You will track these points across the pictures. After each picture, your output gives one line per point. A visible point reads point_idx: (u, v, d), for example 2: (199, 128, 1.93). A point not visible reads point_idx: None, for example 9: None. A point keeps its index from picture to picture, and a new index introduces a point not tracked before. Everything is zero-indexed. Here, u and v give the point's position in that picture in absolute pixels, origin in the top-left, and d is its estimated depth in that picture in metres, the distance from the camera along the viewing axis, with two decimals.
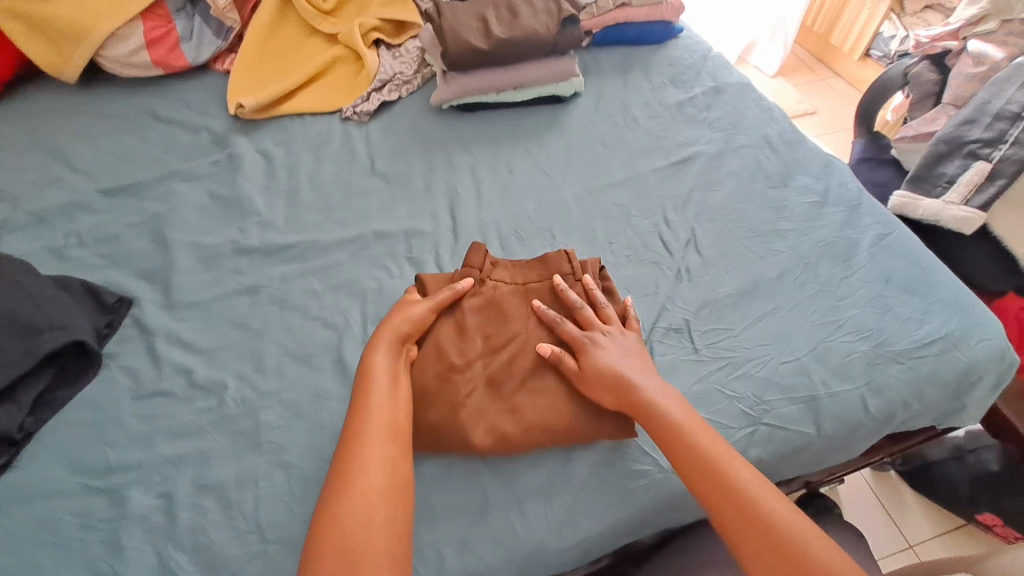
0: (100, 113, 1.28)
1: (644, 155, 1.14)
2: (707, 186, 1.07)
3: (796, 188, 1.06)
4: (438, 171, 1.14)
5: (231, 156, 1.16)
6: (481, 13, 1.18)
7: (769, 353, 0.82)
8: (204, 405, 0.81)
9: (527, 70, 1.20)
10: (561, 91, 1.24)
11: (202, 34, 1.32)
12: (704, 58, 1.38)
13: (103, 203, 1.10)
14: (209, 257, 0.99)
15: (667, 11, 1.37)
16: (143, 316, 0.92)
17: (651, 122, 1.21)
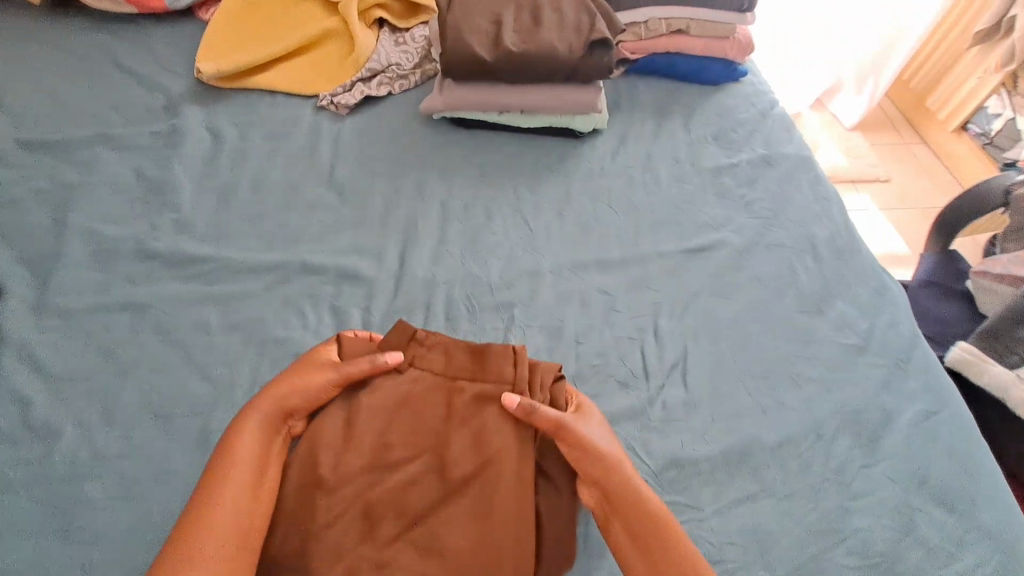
0: (55, 46, 1.12)
1: (653, 231, 0.92)
2: (720, 291, 0.85)
3: (833, 320, 0.83)
4: (403, 196, 0.94)
5: (174, 128, 0.99)
6: (498, 16, 0.96)
7: (734, 559, 0.63)
8: (29, 456, 0.67)
9: (538, 95, 0.97)
10: (577, 125, 1.02)
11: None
12: (763, 115, 1.13)
13: (16, 157, 0.94)
14: (105, 255, 0.83)
15: (731, 48, 1.12)
16: (4, 315, 0.77)
17: (674, 187, 0.99)
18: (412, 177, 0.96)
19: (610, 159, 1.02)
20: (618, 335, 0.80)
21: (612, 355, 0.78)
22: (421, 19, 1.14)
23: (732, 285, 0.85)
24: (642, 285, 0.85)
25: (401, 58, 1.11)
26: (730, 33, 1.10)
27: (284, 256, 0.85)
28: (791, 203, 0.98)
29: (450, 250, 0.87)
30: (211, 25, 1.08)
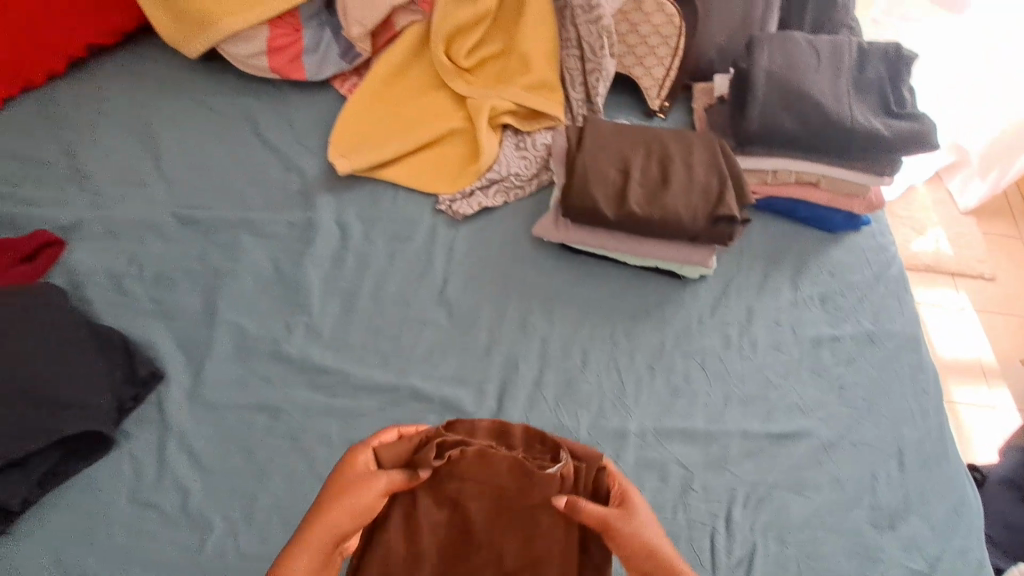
0: (202, 100, 1.18)
1: (741, 405, 0.96)
2: (796, 487, 0.89)
3: (903, 540, 0.87)
4: (509, 326, 1.00)
5: (309, 219, 1.06)
6: (627, 165, 0.97)
7: None
8: (185, 544, 0.81)
9: (651, 248, 0.99)
10: (682, 271, 1.05)
11: (329, 49, 1.16)
12: (876, 277, 1.12)
13: (171, 230, 1.04)
14: (246, 353, 0.94)
15: (856, 205, 1.09)
16: (165, 403, 0.89)
17: (769, 355, 1.01)
18: (519, 307, 1.02)
19: (709, 311, 1.05)
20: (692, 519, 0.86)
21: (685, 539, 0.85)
22: (546, 125, 1.15)
23: (808, 482, 0.90)
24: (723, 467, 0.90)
25: (521, 165, 1.13)
26: (861, 192, 1.08)
27: (399, 379, 0.94)
28: (883, 394, 1.00)
29: (546, 396, 0.94)
30: (349, 111, 1.14)
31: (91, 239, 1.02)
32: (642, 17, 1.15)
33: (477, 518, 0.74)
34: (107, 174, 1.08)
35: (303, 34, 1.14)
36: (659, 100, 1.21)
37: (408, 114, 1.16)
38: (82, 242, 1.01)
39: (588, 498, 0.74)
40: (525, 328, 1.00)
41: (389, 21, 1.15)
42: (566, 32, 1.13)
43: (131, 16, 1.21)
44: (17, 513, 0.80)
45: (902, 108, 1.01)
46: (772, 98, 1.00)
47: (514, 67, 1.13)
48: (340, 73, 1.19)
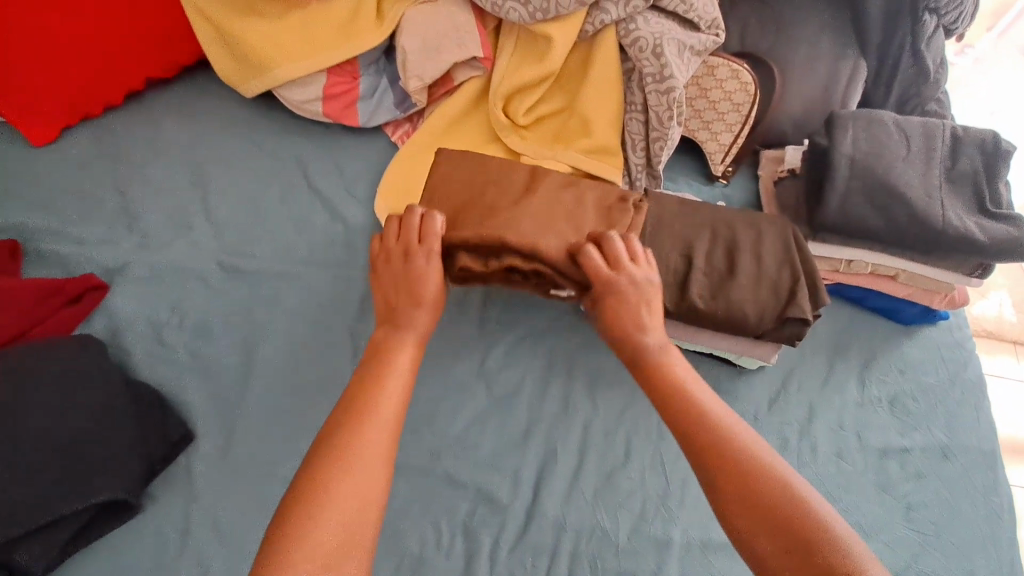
0: (254, 139, 1.16)
1: None
2: None
3: None
4: (549, 407, 0.95)
5: (352, 276, 1.04)
6: (691, 248, 0.90)
7: None
8: None
9: (710, 338, 0.94)
10: (740, 360, 0.98)
11: (384, 97, 1.13)
12: (953, 380, 1.02)
13: (214, 279, 1.02)
14: (280, 419, 0.92)
15: (937, 299, 1.01)
16: (196, 467, 0.88)
17: (827, 461, 0.94)
18: (562, 387, 0.97)
19: (764, 406, 0.97)
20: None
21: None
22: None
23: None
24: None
25: None
26: (942, 289, 1.00)
27: (431, 458, 0.90)
28: (951, 516, 0.91)
29: (584, 491, 0.89)
30: (399, 162, 1.11)
31: (136, 283, 1.01)
32: (713, 83, 1.10)
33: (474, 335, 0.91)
34: (156, 214, 1.08)
35: (360, 82, 1.12)
36: (723, 165, 1.14)
37: None
38: (127, 286, 1.00)
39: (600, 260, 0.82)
40: (568, 412, 0.95)
41: (447, 74, 1.12)
42: (632, 95, 1.08)
43: (190, 51, 1.20)
44: None
45: (996, 209, 0.93)
46: (854, 188, 0.94)
47: (574, 129, 1.09)
48: (393, 121, 1.16)
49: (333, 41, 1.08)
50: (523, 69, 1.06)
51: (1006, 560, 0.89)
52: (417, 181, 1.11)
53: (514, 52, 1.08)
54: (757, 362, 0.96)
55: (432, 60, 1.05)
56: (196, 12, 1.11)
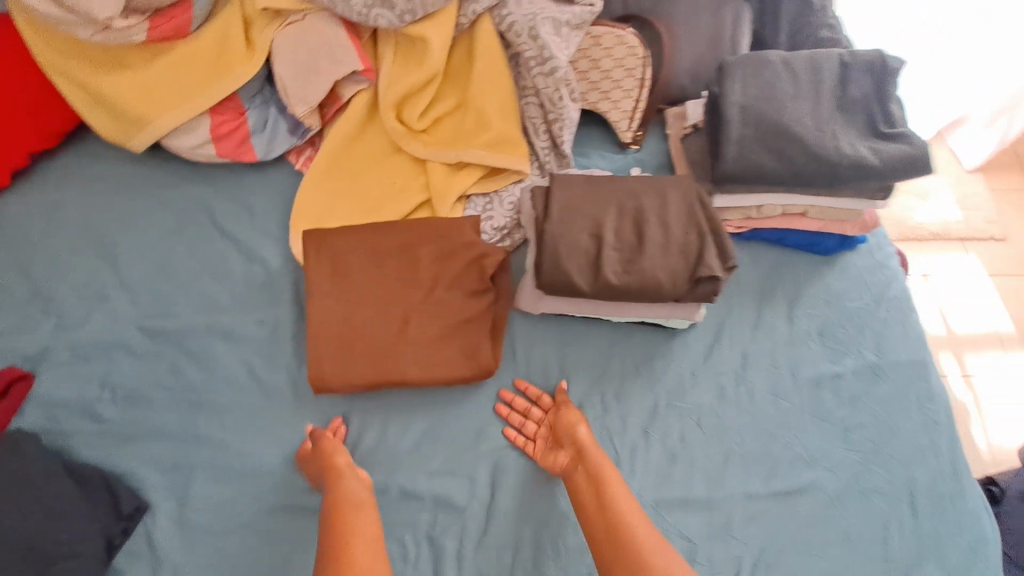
0: (155, 194, 1.13)
1: (742, 466, 0.92)
2: (800, 547, 0.88)
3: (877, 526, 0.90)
4: (494, 406, 0.97)
5: (279, 315, 1.03)
6: (599, 224, 0.92)
7: None
8: None
9: (634, 309, 0.96)
10: (671, 324, 1.00)
11: (276, 126, 1.11)
12: (877, 301, 1.06)
13: (141, 346, 1.01)
14: (232, 471, 0.93)
15: (849, 227, 1.05)
16: (157, 535, 0.90)
17: (770, 404, 0.97)
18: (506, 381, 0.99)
19: (702, 362, 1.00)
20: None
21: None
22: (513, 180, 1.09)
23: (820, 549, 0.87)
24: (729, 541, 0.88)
25: (489, 226, 1.08)
26: (851, 216, 1.03)
27: (386, 478, 0.92)
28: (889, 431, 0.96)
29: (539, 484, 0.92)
30: (301, 195, 1.08)
31: (62, 367, 1.00)
32: (602, 52, 1.10)
33: (359, 360, 0.93)
34: (67, 292, 1.05)
35: (247, 116, 1.10)
36: (631, 130, 1.14)
37: (367, 184, 1.10)
38: (53, 371, 0.99)
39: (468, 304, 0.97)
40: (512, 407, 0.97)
41: (334, 91, 1.10)
42: (523, 80, 1.07)
43: (69, 116, 1.15)
44: None
45: (890, 129, 0.96)
46: (748, 136, 0.95)
47: (473, 125, 1.08)
48: (294, 148, 1.14)
49: (215, 75, 1.06)
50: (408, 74, 1.04)
51: (945, 464, 0.94)
52: (327, 205, 1.08)
53: (396, 59, 1.06)
54: (687, 322, 0.99)
55: (312, 81, 1.04)
56: (60, 75, 1.06)
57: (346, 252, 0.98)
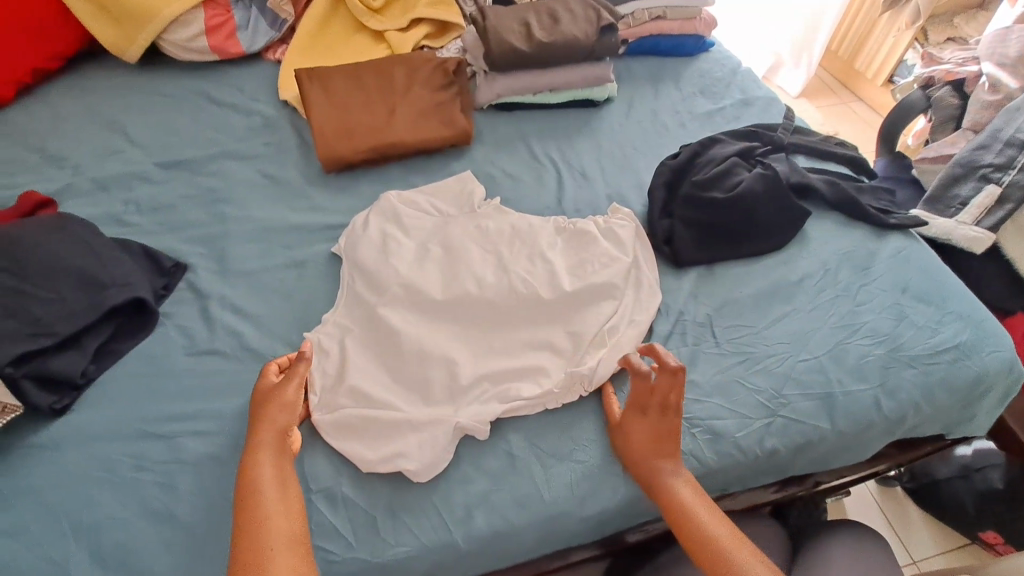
0: (155, 91, 1.15)
1: (802, 243, 0.88)
2: (877, 237, 0.89)
3: (918, 307, 0.81)
4: (546, 176, 1.00)
5: (285, 138, 1.04)
6: (658, 64, 1.23)
7: (904, 402, 0.74)
8: (249, 365, 0.75)
9: (564, 73, 1.09)
10: (595, 95, 1.12)
11: (258, 23, 1.21)
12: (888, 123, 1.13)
13: (159, 175, 0.99)
14: (266, 231, 0.89)
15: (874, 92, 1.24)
16: (198, 282, 0.83)
17: (820, 240, 0.88)
18: (556, 167, 1.01)
19: None
20: (758, 453, 0.70)
21: (751, 468, 0.71)
22: (455, 37, 1.20)
23: (859, 361, 0.75)
24: (775, 370, 0.74)
25: None
26: None
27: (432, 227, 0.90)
28: (958, 285, 0.85)
29: None
30: (285, 65, 1.14)
31: (82, 197, 0.96)
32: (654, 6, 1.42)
33: (361, 146, 0.97)
34: (83, 151, 1.03)
35: (233, 13, 1.19)
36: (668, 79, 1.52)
37: (343, 58, 1.17)
38: (74, 200, 0.96)
39: (566, 23, 1.07)
40: (575, 145, 1.06)
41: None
42: None
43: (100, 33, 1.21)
44: (79, 388, 0.72)
45: None
46: None
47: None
48: (270, 45, 1.22)
49: None
50: None
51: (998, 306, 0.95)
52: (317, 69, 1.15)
53: None
54: (605, 89, 1.11)
55: None
56: None
57: (391, 74, 1.07)
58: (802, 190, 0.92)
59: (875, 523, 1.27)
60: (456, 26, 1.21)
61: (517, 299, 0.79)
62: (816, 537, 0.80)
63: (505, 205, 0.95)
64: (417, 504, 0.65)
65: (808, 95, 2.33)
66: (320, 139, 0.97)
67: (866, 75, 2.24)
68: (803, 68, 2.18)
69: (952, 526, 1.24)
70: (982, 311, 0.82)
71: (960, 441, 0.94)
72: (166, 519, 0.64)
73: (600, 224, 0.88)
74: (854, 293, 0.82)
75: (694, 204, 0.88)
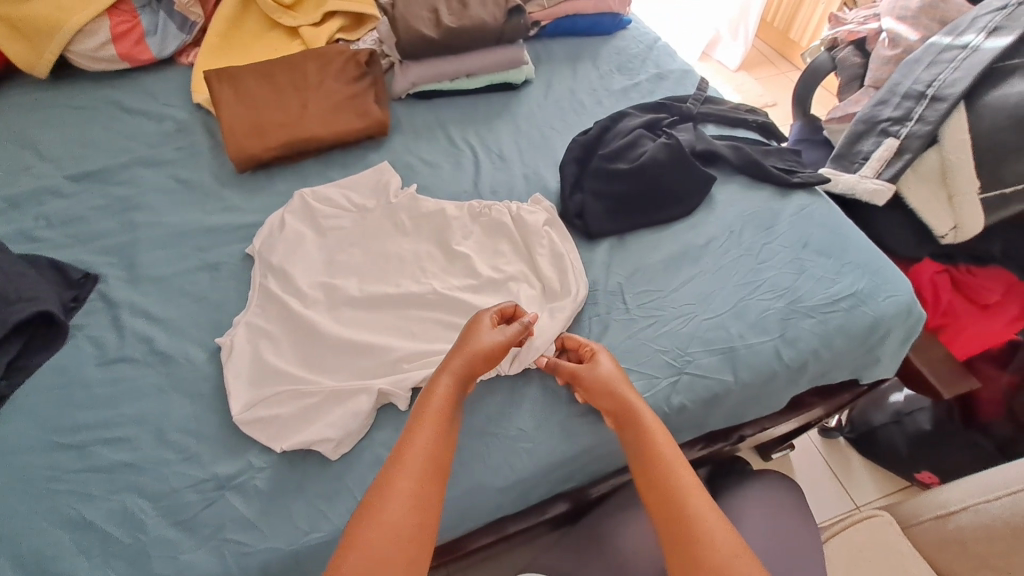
0: (65, 103, 1.12)
1: (709, 207, 0.91)
2: (781, 196, 0.93)
3: (819, 262, 0.84)
4: (464, 161, 1.01)
5: (199, 141, 1.03)
6: (576, 43, 1.24)
7: (805, 350, 0.77)
8: (162, 369, 0.75)
9: (478, 57, 1.09)
10: (512, 78, 1.12)
11: (167, 27, 1.19)
12: (801, 87, 1.15)
13: (70, 188, 0.98)
14: (179, 235, 0.89)
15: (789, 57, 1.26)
16: (109, 292, 0.82)
17: (727, 204, 0.91)
18: (473, 151, 1.02)
19: None
20: (666, 410, 0.73)
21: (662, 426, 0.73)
22: (371, 29, 1.20)
23: (760, 316, 0.78)
24: (681, 331, 0.77)
25: None
26: None
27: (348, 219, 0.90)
28: (859, 236, 0.88)
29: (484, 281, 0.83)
30: (197, 68, 1.12)
31: None
32: None
33: (274, 142, 0.96)
34: None
35: (140, 19, 1.17)
36: None
37: (257, 56, 1.15)
38: None
39: (475, 9, 1.08)
40: (492, 129, 1.07)
41: None
42: None
43: None
44: None
45: None
46: None
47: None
48: (183, 48, 1.20)
49: None
50: None
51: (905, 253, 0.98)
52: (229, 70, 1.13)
53: None
54: (521, 71, 1.12)
55: None
56: None
57: (303, 69, 1.06)
58: (708, 157, 0.95)
59: (820, 475, 1.32)
60: (372, 18, 1.21)
61: (431, 286, 0.81)
62: (738, 489, 0.82)
63: (421, 192, 0.95)
64: (332, 490, 0.66)
65: (749, 68, 2.37)
66: (231, 139, 0.96)
67: (802, 44, 2.28)
68: (740, 42, 2.22)
69: (891, 470, 1.29)
70: (883, 262, 0.86)
71: (877, 386, 0.98)
72: (77, 526, 0.63)
73: (512, 211, 0.88)
74: (756, 251, 0.85)
75: (602, 177, 0.90)
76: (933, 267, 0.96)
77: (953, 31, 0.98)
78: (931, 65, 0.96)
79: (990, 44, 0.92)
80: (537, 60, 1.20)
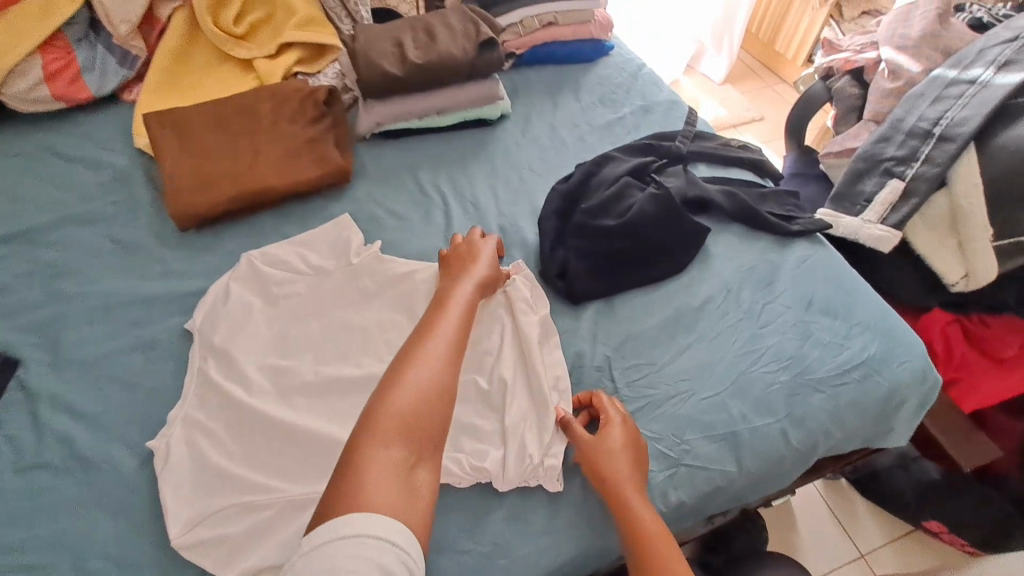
0: None
1: (704, 262, 0.83)
2: (780, 246, 0.85)
3: (825, 323, 0.77)
4: (434, 210, 0.92)
5: (140, 194, 0.93)
6: (556, 72, 1.16)
7: (815, 430, 0.70)
8: (85, 477, 0.65)
9: (449, 93, 1.00)
10: (486, 114, 1.04)
11: (106, 62, 1.08)
12: (796, 118, 1.08)
13: None
14: (112, 308, 0.79)
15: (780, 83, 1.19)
16: (28, 381, 0.72)
17: (723, 257, 0.83)
18: (444, 199, 0.93)
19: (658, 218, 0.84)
20: (663, 509, 0.64)
21: None
22: (332, 60, 1.10)
23: (764, 393, 0.70)
24: (677, 414, 0.69)
25: None
26: None
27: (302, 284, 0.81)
28: (866, 292, 0.81)
29: None
30: (138, 108, 1.01)
31: None
32: None
33: (223, 197, 0.87)
34: None
35: (76, 54, 1.06)
36: None
37: (206, 93, 1.05)
38: None
39: (445, 41, 0.99)
40: (465, 171, 0.98)
41: (152, 17, 1.10)
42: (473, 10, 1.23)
43: None
44: None
45: None
46: None
47: (282, 14, 1.09)
48: (126, 84, 1.10)
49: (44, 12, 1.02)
50: None
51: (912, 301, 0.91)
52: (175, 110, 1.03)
53: None
54: (496, 107, 1.03)
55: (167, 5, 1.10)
56: None
57: (255, 110, 0.96)
58: (701, 204, 0.87)
59: (823, 521, 1.25)
60: (333, 48, 1.11)
61: None
62: None
63: (387, 249, 0.86)
64: None
65: (734, 81, 2.31)
66: (174, 194, 0.86)
67: (787, 56, 2.22)
68: (724, 54, 2.16)
69: (896, 516, 1.22)
70: (894, 320, 0.78)
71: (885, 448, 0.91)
72: None
73: None
74: (757, 313, 0.77)
75: (585, 232, 0.81)
76: (943, 317, 0.90)
77: (959, 64, 0.91)
78: (937, 101, 0.90)
79: (1000, 80, 0.85)
80: (513, 92, 1.11)
